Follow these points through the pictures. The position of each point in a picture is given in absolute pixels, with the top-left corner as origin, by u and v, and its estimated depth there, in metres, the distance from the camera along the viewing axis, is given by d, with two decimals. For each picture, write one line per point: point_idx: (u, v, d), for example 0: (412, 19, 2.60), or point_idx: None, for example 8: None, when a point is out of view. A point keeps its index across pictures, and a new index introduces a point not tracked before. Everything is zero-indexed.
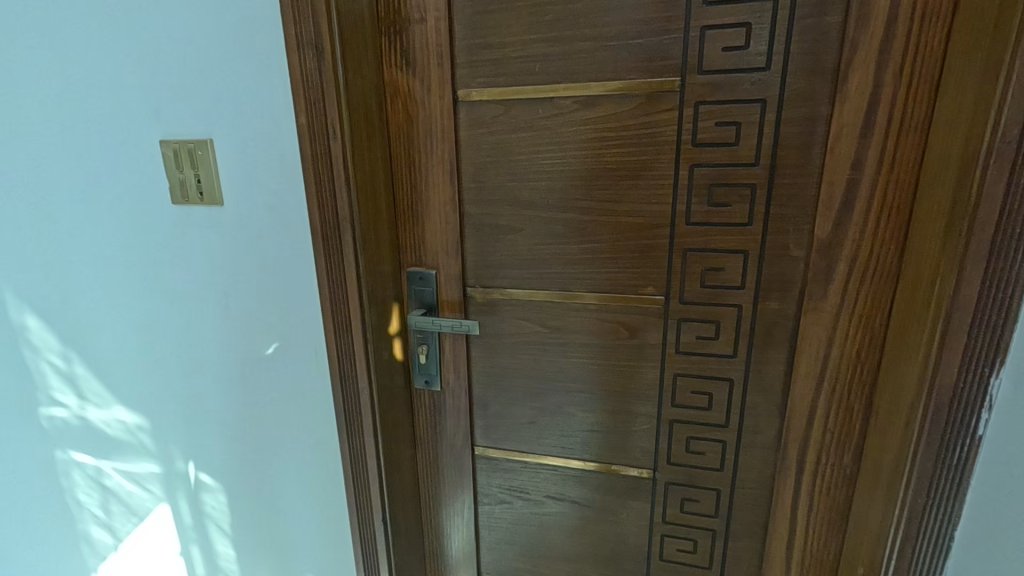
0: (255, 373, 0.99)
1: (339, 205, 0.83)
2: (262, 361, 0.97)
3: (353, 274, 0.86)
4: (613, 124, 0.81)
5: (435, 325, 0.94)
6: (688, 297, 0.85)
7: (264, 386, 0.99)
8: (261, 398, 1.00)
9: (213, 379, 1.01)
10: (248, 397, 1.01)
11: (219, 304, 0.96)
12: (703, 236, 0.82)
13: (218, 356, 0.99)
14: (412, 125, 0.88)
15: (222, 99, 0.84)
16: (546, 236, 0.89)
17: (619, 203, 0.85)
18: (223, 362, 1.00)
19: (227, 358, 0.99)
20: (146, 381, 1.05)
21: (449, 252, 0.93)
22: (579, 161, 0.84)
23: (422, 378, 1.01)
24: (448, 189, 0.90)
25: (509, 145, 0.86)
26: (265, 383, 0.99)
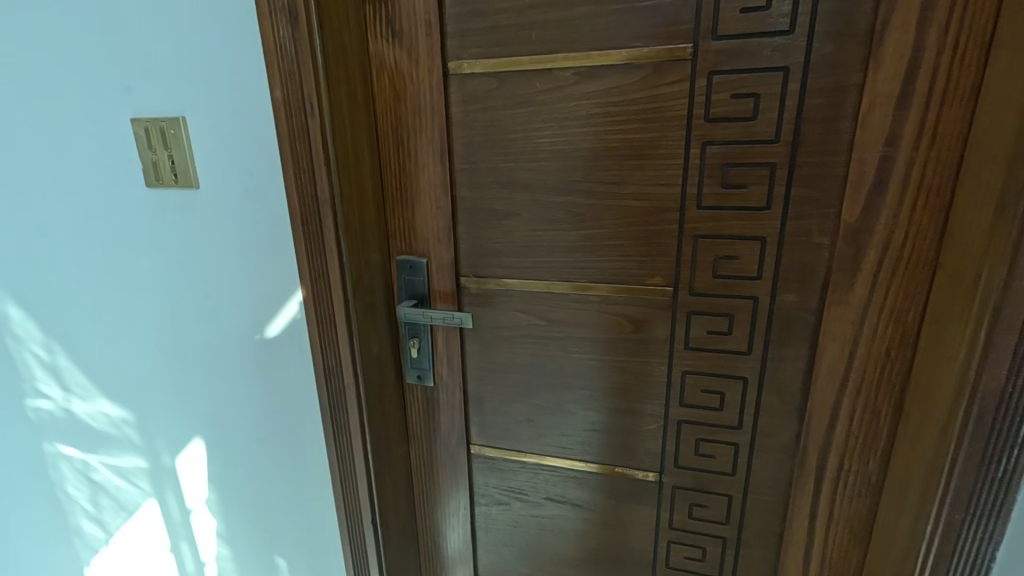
0: (242, 370, 0.94)
1: (318, 188, 0.76)
2: (247, 354, 0.93)
3: (335, 262, 0.80)
4: (617, 98, 0.74)
5: (425, 318, 0.88)
6: (699, 289, 0.78)
7: (252, 382, 0.95)
8: (250, 395, 0.96)
9: (198, 371, 0.97)
10: (235, 390, 0.96)
11: (201, 294, 0.91)
12: (715, 222, 0.75)
13: (203, 351, 0.95)
14: (400, 102, 0.82)
15: (194, 74, 0.78)
16: (544, 222, 0.82)
17: (623, 184, 0.77)
18: (208, 358, 0.95)
19: (213, 353, 0.94)
20: (129, 376, 1.01)
21: (440, 240, 0.87)
22: (579, 139, 0.77)
23: (415, 373, 0.96)
24: (439, 171, 0.83)
25: (504, 122, 0.79)
26: (251, 377, 0.94)
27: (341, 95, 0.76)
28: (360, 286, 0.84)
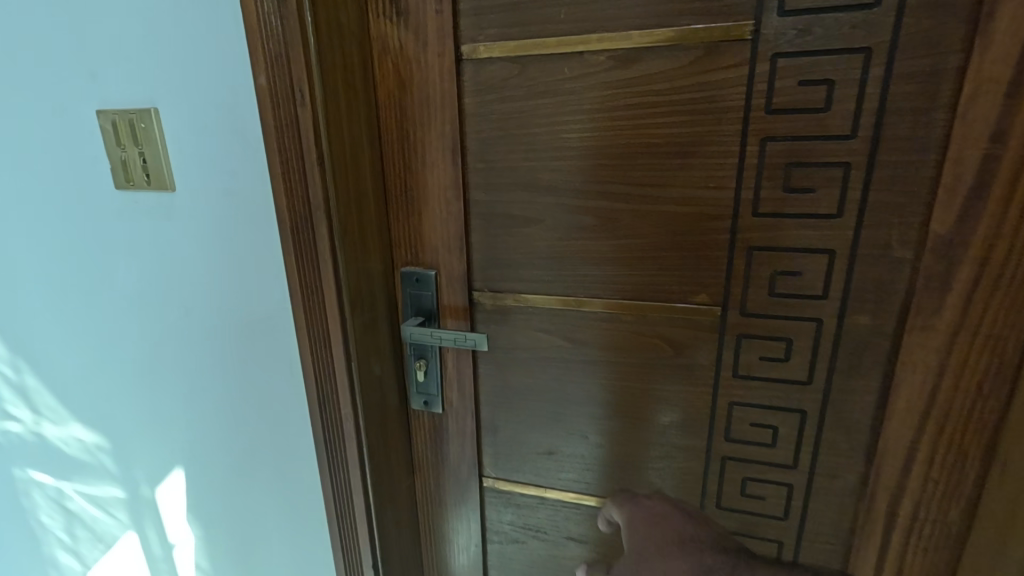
0: (228, 395, 0.84)
1: (310, 192, 0.65)
2: (231, 377, 0.82)
3: (330, 278, 0.69)
4: (660, 85, 0.63)
5: (434, 338, 0.77)
6: (752, 308, 0.67)
7: (238, 410, 0.84)
8: (237, 424, 0.85)
9: (178, 395, 0.86)
10: (218, 417, 0.86)
11: (179, 310, 0.80)
12: (775, 231, 0.64)
13: (184, 373, 0.84)
14: (404, 91, 0.70)
15: (166, 58, 0.67)
16: (571, 230, 0.71)
17: (664, 187, 0.66)
18: (189, 382, 0.85)
19: (195, 377, 0.84)
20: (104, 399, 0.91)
21: (451, 250, 0.76)
22: (614, 134, 0.66)
23: (421, 399, 0.85)
24: (450, 171, 0.72)
25: (526, 115, 0.68)
26: (236, 402, 0.84)
27: (337, 83, 0.65)
28: (359, 304, 0.73)
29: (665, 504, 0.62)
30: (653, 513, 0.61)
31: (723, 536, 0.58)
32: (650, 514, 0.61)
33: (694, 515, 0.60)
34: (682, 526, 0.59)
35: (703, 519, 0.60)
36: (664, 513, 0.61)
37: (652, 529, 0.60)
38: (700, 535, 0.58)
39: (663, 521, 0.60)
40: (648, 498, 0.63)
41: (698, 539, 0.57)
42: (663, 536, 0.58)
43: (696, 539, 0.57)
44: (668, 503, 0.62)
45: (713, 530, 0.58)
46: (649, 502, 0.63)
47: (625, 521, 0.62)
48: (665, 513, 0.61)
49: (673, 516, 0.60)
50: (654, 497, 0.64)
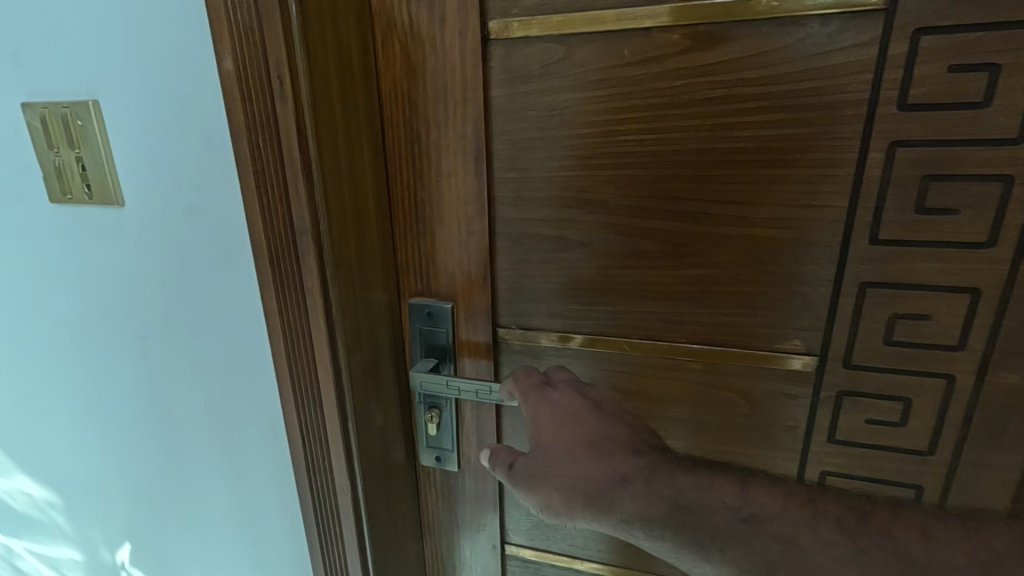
0: (196, 450, 0.69)
1: (293, 210, 0.49)
2: (200, 430, 0.67)
3: (321, 320, 0.53)
4: (752, 72, 0.48)
5: (451, 391, 0.62)
6: (860, 359, 0.53)
7: (208, 468, 0.69)
8: (207, 484, 0.70)
9: (137, 448, 0.72)
10: (186, 475, 0.71)
11: (135, 349, 0.65)
12: (899, 264, 0.49)
13: (142, 423, 0.70)
14: (414, 79, 0.55)
15: (105, 37, 0.52)
16: (625, 257, 0.56)
17: (749, 204, 0.51)
18: (150, 434, 0.70)
19: (155, 428, 0.69)
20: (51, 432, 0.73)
21: (471, 278, 0.61)
22: (686, 135, 0.51)
23: (432, 455, 0.71)
24: (471, 181, 0.57)
25: (571, 110, 0.53)
26: (206, 460, 0.69)
27: (330, 68, 0.49)
28: (360, 349, 0.58)
29: (575, 397, 0.55)
30: (560, 408, 0.55)
31: (637, 429, 0.53)
32: (555, 409, 0.55)
33: (607, 410, 0.55)
34: (593, 424, 0.53)
35: (618, 412, 0.55)
36: (573, 409, 0.55)
37: (558, 426, 0.54)
38: (612, 435, 0.53)
39: (570, 417, 0.54)
40: (557, 392, 0.56)
41: (607, 439, 0.52)
42: (570, 435, 0.53)
43: (608, 438, 0.52)
44: (578, 396, 0.55)
45: (625, 425, 0.54)
46: (556, 394, 0.56)
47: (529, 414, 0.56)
48: (573, 410, 0.55)
49: (581, 413, 0.54)
50: (562, 385, 0.57)
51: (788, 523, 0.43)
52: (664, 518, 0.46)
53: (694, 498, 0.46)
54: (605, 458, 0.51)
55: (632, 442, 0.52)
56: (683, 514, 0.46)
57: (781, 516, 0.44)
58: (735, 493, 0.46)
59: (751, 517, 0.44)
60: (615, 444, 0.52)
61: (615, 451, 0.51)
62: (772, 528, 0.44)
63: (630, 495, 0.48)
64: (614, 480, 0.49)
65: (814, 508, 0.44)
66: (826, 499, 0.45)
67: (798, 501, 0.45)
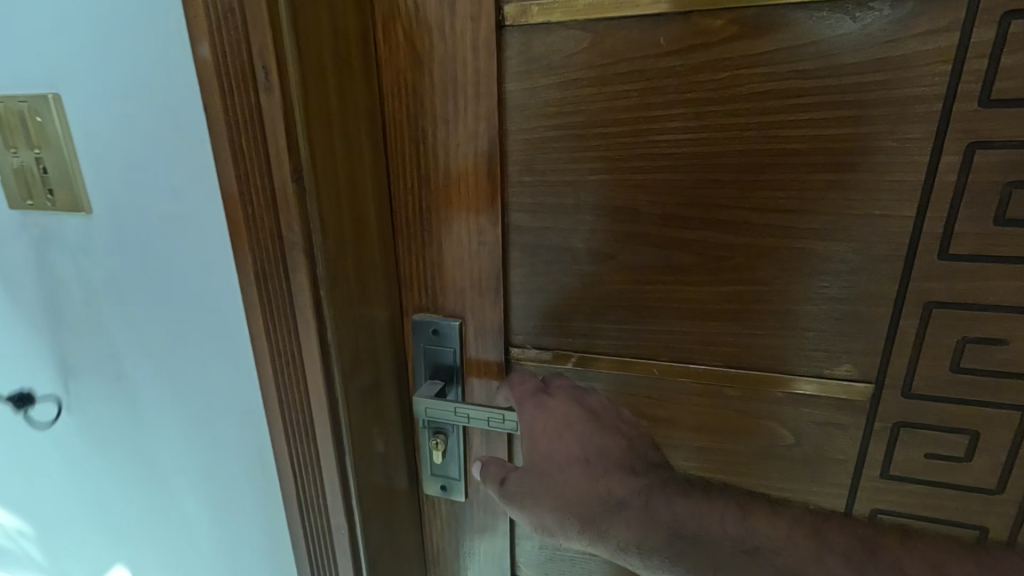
0: (175, 481, 0.62)
1: (281, 220, 0.43)
2: (181, 461, 0.61)
3: (314, 344, 0.47)
4: (809, 62, 0.42)
5: (459, 417, 0.55)
6: (922, 387, 0.47)
7: (190, 499, 0.63)
8: (189, 516, 0.64)
9: (114, 477, 0.65)
10: (166, 508, 0.65)
11: (109, 371, 0.59)
12: (971, 282, 0.43)
13: (118, 450, 0.63)
14: (420, 69, 0.49)
15: (67, 23, 0.45)
16: (656, 271, 0.50)
17: (800, 213, 0.45)
18: (124, 460, 0.64)
19: (130, 454, 0.63)
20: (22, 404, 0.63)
21: (482, 293, 0.55)
22: (729, 134, 0.45)
23: (438, 484, 0.65)
24: (483, 186, 0.51)
25: (597, 106, 0.47)
26: (188, 492, 0.62)
27: (325, 56, 0.43)
28: (358, 374, 0.52)
29: (570, 409, 0.51)
30: (556, 418, 0.51)
31: (634, 444, 0.50)
32: (549, 423, 0.51)
33: (604, 423, 0.51)
34: (589, 437, 0.50)
35: (616, 421, 0.51)
36: (568, 422, 0.51)
37: (553, 441, 0.50)
38: (608, 452, 0.49)
39: (565, 432, 0.50)
40: (553, 400, 0.52)
41: (604, 457, 0.49)
42: (565, 452, 0.50)
43: (603, 456, 0.49)
44: (574, 408, 0.51)
45: (622, 440, 0.50)
46: (550, 406, 0.51)
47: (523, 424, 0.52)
48: (568, 423, 0.51)
49: (577, 428, 0.50)
50: (558, 397, 0.52)
51: (794, 555, 0.40)
52: (659, 547, 0.43)
53: (692, 527, 0.43)
54: (601, 479, 0.47)
55: (629, 461, 0.48)
56: (680, 543, 0.43)
57: (786, 548, 0.41)
58: (737, 520, 0.42)
59: (754, 549, 0.41)
60: (611, 463, 0.48)
61: (612, 472, 0.48)
62: (778, 561, 0.40)
63: (625, 521, 0.45)
64: (608, 504, 0.46)
65: (822, 539, 0.41)
66: (833, 529, 0.41)
67: (805, 531, 0.41)
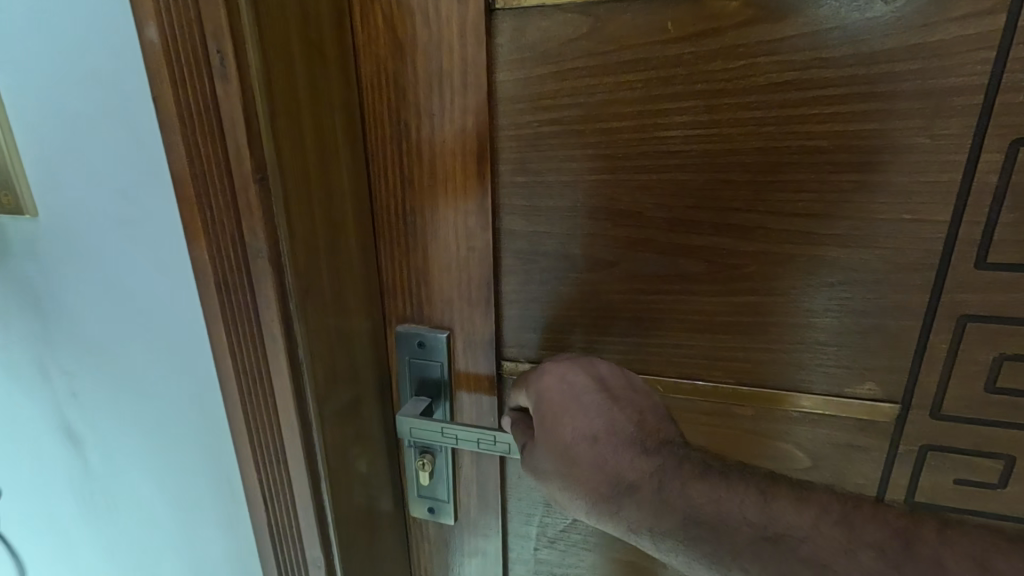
0: (140, 503, 0.58)
1: (243, 225, 0.38)
2: (146, 483, 0.56)
3: (284, 363, 0.42)
4: (834, 49, 0.37)
5: (446, 437, 0.51)
6: (953, 408, 0.43)
7: (155, 522, 0.58)
8: (156, 542, 0.59)
9: (75, 500, 0.61)
10: (133, 532, 0.60)
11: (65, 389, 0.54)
12: (1011, 294, 0.39)
13: (78, 471, 0.59)
14: (401, 58, 0.44)
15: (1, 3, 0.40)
16: (663, 278, 0.46)
17: (821, 216, 0.41)
18: (84, 478, 0.59)
19: (91, 474, 0.58)
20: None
21: (471, 302, 0.50)
22: (744, 129, 0.40)
23: (425, 506, 0.60)
24: (472, 186, 0.46)
25: (598, 98, 0.42)
26: (155, 516, 0.58)
27: (292, 41, 0.38)
28: (334, 392, 0.47)
29: (577, 378, 0.47)
30: (562, 389, 0.47)
31: (645, 418, 0.45)
32: (554, 395, 0.47)
33: (614, 394, 0.46)
34: (597, 412, 0.45)
35: (628, 392, 0.46)
36: (574, 394, 0.46)
37: (558, 414, 0.46)
38: (618, 427, 0.44)
39: (571, 404, 0.46)
40: (560, 368, 0.48)
41: (614, 433, 0.44)
42: (572, 426, 0.45)
43: (613, 432, 0.44)
44: (581, 377, 0.47)
45: (633, 412, 0.45)
46: (555, 375, 0.47)
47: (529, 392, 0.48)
48: (575, 395, 0.46)
49: (585, 400, 0.46)
50: (561, 364, 0.48)
51: (822, 544, 0.36)
52: (673, 531, 0.39)
53: (710, 511, 0.38)
54: (611, 458, 0.43)
55: (641, 437, 0.43)
56: (696, 528, 0.39)
57: (811, 537, 0.36)
58: (758, 505, 0.38)
59: (778, 537, 0.37)
60: (621, 439, 0.43)
61: (622, 450, 0.43)
62: (803, 552, 0.36)
63: (636, 503, 0.41)
64: (618, 486, 0.42)
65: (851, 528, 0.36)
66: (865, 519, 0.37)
67: (834, 518, 0.37)
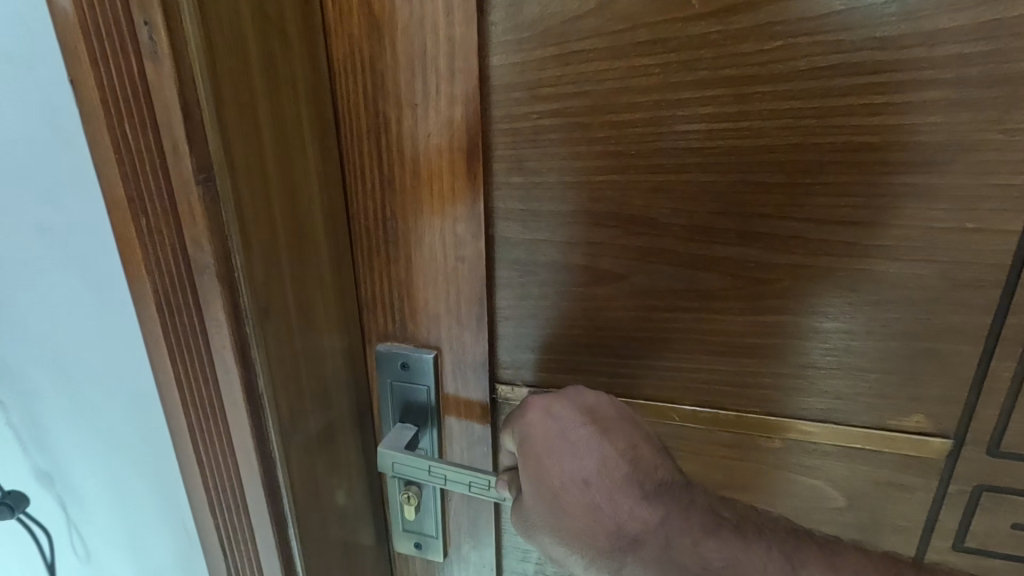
0: (108, 515, 0.55)
1: (186, 235, 0.32)
2: (111, 493, 0.54)
3: (239, 394, 0.36)
4: (889, 27, 0.31)
5: (432, 477, 0.45)
6: (1014, 445, 0.38)
7: (124, 531, 0.56)
8: (128, 551, 0.57)
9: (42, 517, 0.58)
10: (104, 544, 0.58)
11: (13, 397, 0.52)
12: None
13: (41, 486, 0.56)
14: (378, 37, 0.38)
15: None
16: (680, 294, 0.40)
17: (866, 225, 0.35)
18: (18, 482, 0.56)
19: (56, 488, 0.56)
20: (13, 506, 0.55)
21: (461, 320, 0.44)
22: (778, 122, 0.35)
23: (410, 541, 0.54)
24: (460, 187, 0.40)
25: (608, 86, 0.36)
26: (124, 526, 0.56)
27: (243, 15, 0.32)
28: (303, 426, 0.41)
29: (563, 412, 0.40)
30: (545, 428, 0.40)
31: (640, 452, 0.39)
32: (537, 434, 0.40)
33: (603, 427, 0.39)
34: (588, 453, 0.39)
35: (620, 424, 0.40)
36: (560, 432, 0.39)
37: (544, 459, 0.39)
38: (611, 467, 0.39)
39: (556, 444, 0.39)
40: (542, 402, 0.40)
41: (607, 475, 0.39)
42: (559, 469, 0.39)
43: (606, 474, 0.39)
44: (568, 411, 0.40)
45: (627, 448, 0.39)
46: (538, 409, 0.40)
47: (509, 429, 0.42)
48: (562, 434, 0.39)
49: (572, 438, 0.39)
50: (545, 397, 0.40)
51: None
52: None
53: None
54: (606, 505, 0.38)
55: (638, 479, 0.38)
56: None
57: None
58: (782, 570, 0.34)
59: None
60: (616, 482, 0.38)
61: (619, 496, 0.38)
62: None
63: (643, 561, 0.37)
64: (620, 543, 0.37)
65: None
66: None
67: None
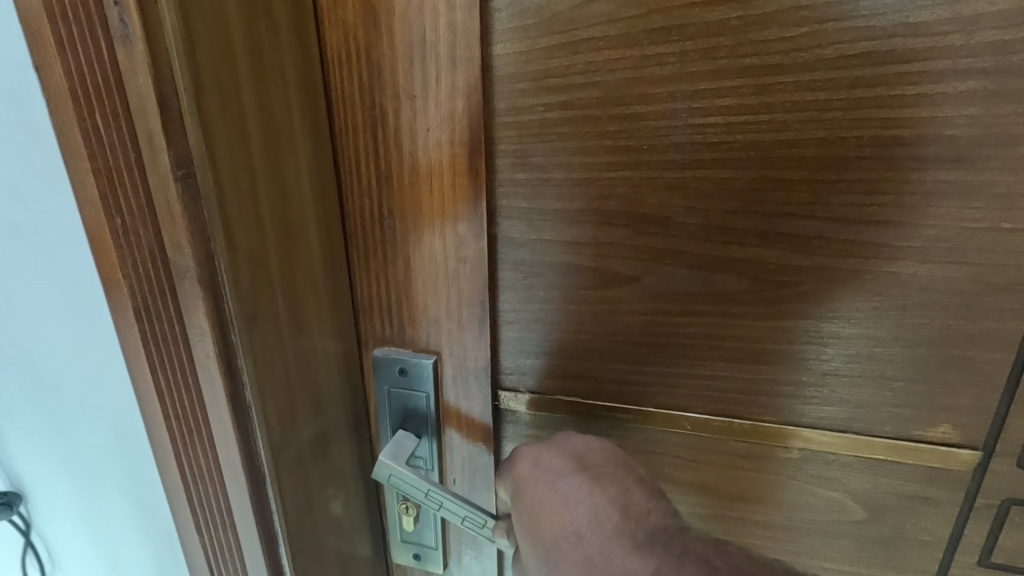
0: (95, 526, 0.53)
1: (165, 236, 0.30)
2: (95, 503, 0.52)
3: (225, 406, 0.34)
4: (925, 11, 0.29)
5: (431, 498, 0.42)
6: None
7: (111, 542, 0.54)
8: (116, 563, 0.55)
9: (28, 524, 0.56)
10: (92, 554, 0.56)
11: None
12: None
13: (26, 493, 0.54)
14: (373, 22, 0.35)
15: None
16: (694, 298, 0.38)
17: (895, 224, 0.33)
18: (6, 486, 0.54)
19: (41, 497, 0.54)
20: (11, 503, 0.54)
21: (462, 324, 0.42)
22: (802, 115, 0.32)
23: (409, 553, 0.52)
24: (461, 183, 0.38)
25: (619, 76, 0.34)
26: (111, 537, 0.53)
27: None
28: (295, 438, 0.39)
29: (552, 461, 0.40)
30: (536, 480, 0.40)
31: (631, 497, 0.38)
32: (529, 485, 0.40)
33: (594, 474, 0.39)
34: (578, 502, 0.38)
35: (613, 471, 0.39)
36: (550, 482, 0.39)
37: (536, 510, 0.39)
38: (603, 517, 0.37)
39: (546, 493, 0.39)
40: (532, 454, 0.41)
41: (598, 525, 0.37)
42: (550, 519, 0.38)
43: (598, 524, 0.37)
44: (557, 459, 0.40)
45: (619, 495, 0.38)
46: (528, 459, 0.40)
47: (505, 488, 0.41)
48: (552, 483, 0.39)
49: (561, 486, 0.39)
50: (535, 447, 0.41)
51: None
52: None
53: None
54: (599, 560, 0.36)
55: (630, 527, 0.36)
56: None
57: None
58: None
59: None
60: (609, 532, 0.37)
61: (611, 547, 0.36)
62: None
63: None
64: None
65: None
66: None
67: None
